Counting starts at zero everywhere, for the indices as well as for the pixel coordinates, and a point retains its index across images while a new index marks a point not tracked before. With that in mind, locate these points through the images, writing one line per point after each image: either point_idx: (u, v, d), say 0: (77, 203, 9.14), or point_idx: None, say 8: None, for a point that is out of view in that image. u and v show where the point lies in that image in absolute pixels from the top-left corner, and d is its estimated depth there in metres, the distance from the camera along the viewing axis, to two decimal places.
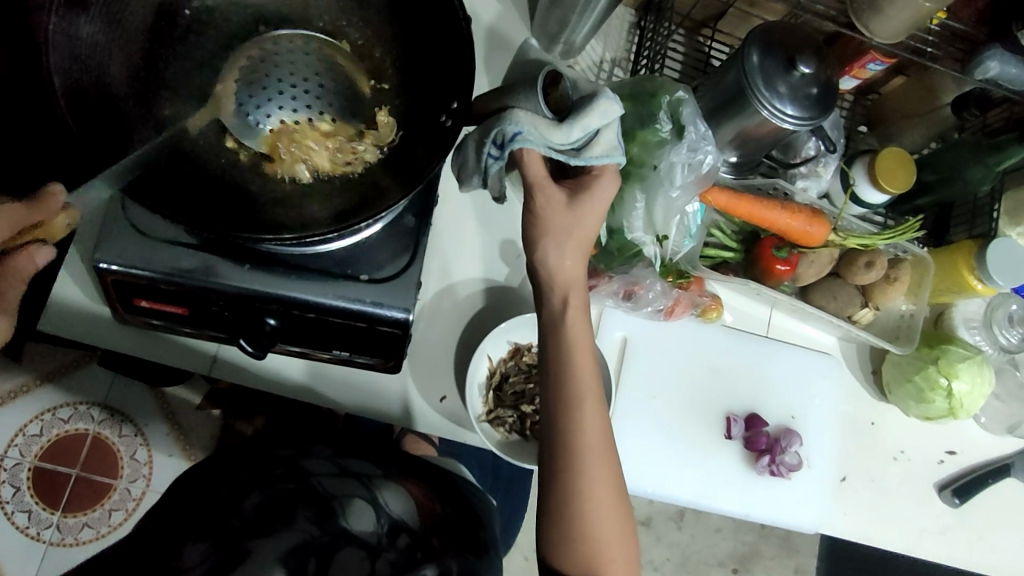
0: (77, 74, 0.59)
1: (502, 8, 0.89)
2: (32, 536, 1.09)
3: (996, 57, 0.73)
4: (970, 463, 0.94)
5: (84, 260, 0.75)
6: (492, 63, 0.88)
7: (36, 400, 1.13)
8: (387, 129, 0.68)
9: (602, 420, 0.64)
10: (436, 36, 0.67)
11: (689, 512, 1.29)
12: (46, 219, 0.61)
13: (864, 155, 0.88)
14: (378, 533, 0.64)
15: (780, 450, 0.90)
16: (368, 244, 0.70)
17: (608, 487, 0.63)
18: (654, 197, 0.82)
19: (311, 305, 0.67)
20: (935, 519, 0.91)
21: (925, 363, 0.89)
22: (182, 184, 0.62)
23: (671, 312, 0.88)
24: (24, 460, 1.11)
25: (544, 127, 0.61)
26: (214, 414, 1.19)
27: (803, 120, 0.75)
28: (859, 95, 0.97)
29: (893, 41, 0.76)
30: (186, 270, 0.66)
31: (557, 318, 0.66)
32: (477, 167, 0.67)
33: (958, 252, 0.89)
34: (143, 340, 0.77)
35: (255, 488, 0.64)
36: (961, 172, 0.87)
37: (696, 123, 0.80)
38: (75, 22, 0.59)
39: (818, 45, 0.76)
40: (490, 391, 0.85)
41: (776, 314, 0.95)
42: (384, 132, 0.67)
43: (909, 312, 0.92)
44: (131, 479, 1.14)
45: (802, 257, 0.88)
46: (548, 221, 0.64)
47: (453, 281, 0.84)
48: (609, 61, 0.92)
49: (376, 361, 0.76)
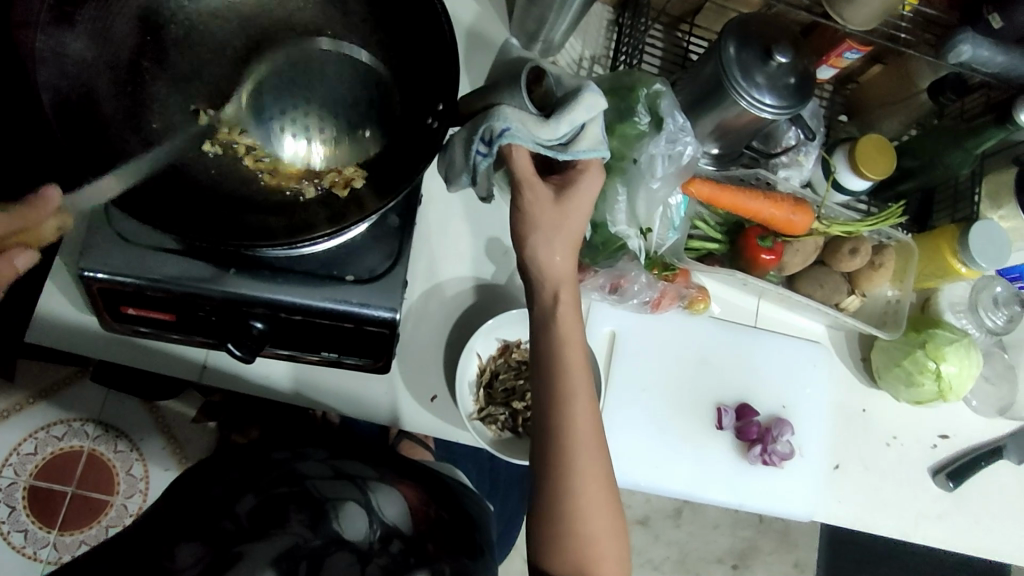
0: (67, 90, 0.61)
1: (480, 8, 0.90)
2: (29, 555, 1.09)
3: (968, 41, 0.74)
4: (963, 446, 0.94)
5: (72, 272, 0.76)
6: (474, 64, 0.89)
7: (29, 418, 1.12)
8: (346, 152, 0.67)
9: (593, 412, 0.65)
10: (419, 41, 0.68)
11: (686, 509, 1.30)
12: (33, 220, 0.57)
13: (844, 144, 0.89)
14: (370, 541, 0.63)
15: (772, 439, 0.91)
16: (356, 246, 0.70)
17: (598, 479, 0.63)
18: (636, 191, 0.82)
19: (296, 307, 0.67)
20: (930, 503, 0.92)
21: (914, 347, 0.89)
22: (168, 187, 0.63)
23: (658, 304, 0.89)
24: (19, 479, 1.11)
25: (531, 124, 0.62)
26: (208, 427, 1.18)
27: (782, 109, 0.75)
28: (838, 84, 0.98)
29: (867, 28, 0.77)
30: (171, 275, 0.66)
31: (547, 313, 0.66)
32: (466, 165, 0.68)
33: (941, 236, 0.89)
34: (133, 350, 0.77)
35: (249, 491, 0.65)
36: (939, 157, 0.88)
37: (674, 115, 0.80)
38: (63, 39, 0.61)
39: (793, 35, 0.77)
40: (481, 388, 0.85)
41: (765, 305, 0.95)
42: (341, 157, 0.67)
43: (895, 297, 0.92)
44: (127, 495, 1.14)
45: (787, 247, 0.89)
46: (536, 218, 0.65)
47: (440, 280, 0.85)
48: (588, 59, 0.93)
49: (366, 363, 0.76)
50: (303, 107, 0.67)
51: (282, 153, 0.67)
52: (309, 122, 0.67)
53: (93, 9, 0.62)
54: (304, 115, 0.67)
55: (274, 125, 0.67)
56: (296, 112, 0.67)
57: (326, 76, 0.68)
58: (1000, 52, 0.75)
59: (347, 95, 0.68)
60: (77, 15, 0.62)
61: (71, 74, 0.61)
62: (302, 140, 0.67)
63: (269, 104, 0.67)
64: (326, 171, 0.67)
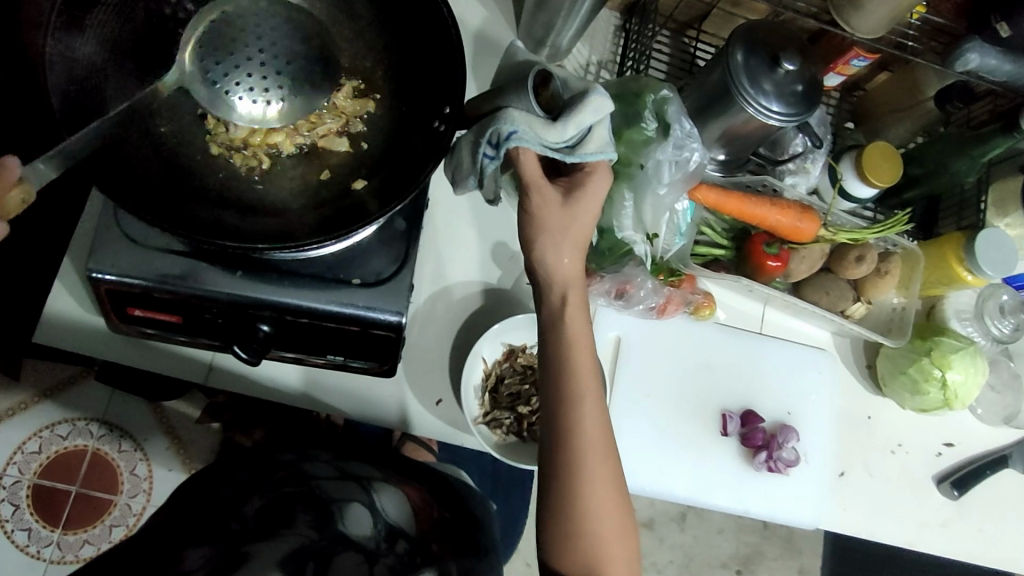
0: (73, 91, 0.60)
1: (488, 13, 0.90)
2: (33, 554, 1.09)
3: (976, 49, 0.74)
4: (969, 454, 0.94)
5: (79, 272, 0.76)
6: (481, 68, 0.89)
7: (35, 417, 1.13)
8: (300, 107, 0.68)
9: (601, 417, 0.65)
10: (426, 42, 0.68)
11: (691, 513, 1.30)
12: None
13: (851, 151, 0.89)
14: (376, 540, 0.63)
15: (777, 445, 0.91)
16: (364, 249, 0.70)
17: (606, 483, 0.64)
18: (643, 196, 0.83)
19: (303, 310, 0.67)
20: (935, 511, 0.91)
21: (920, 355, 0.89)
22: (175, 191, 0.63)
23: (663, 309, 0.89)
24: (23, 477, 1.11)
25: (539, 127, 0.62)
26: (212, 428, 1.18)
27: (790, 116, 0.76)
28: (846, 91, 0.98)
29: (875, 34, 0.77)
30: (177, 277, 0.66)
31: (556, 316, 0.66)
32: (473, 168, 0.68)
33: (947, 244, 0.89)
34: (138, 350, 0.77)
35: (257, 492, 0.65)
36: (946, 165, 0.88)
37: (681, 121, 0.81)
38: (71, 43, 0.60)
39: (802, 42, 0.77)
40: (486, 393, 0.86)
41: (770, 311, 0.95)
42: (345, 167, 0.68)
43: (901, 305, 0.92)
44: (131, 494, 1.14)
45: (793, 253, 0.89)
46: (545, 221, 0.65)
47: (448, 284, 0.85)
48: (595, 64, 0.93)
49: (371, 365, 0.76)
50: (247, 68, 0.65)
51: (238, 117, 0.66)
52: (257, 83, 0.65)
53: (101, 13, 0.62)
54: (250, 76, 0.65)
55: (224, 87, 0.65)
56: (242, 71, 0.65)
57: (261, 29, 0.66)
58: (1007, 61, 0.75)
59: (291, 50, 0.67)
60: (86, 20, 0.61)
61: (80, 77, 0.60)
62: (258, 100, 0.66)
63: (217, 66, 0.65)
64: (328, 170, 0.68)
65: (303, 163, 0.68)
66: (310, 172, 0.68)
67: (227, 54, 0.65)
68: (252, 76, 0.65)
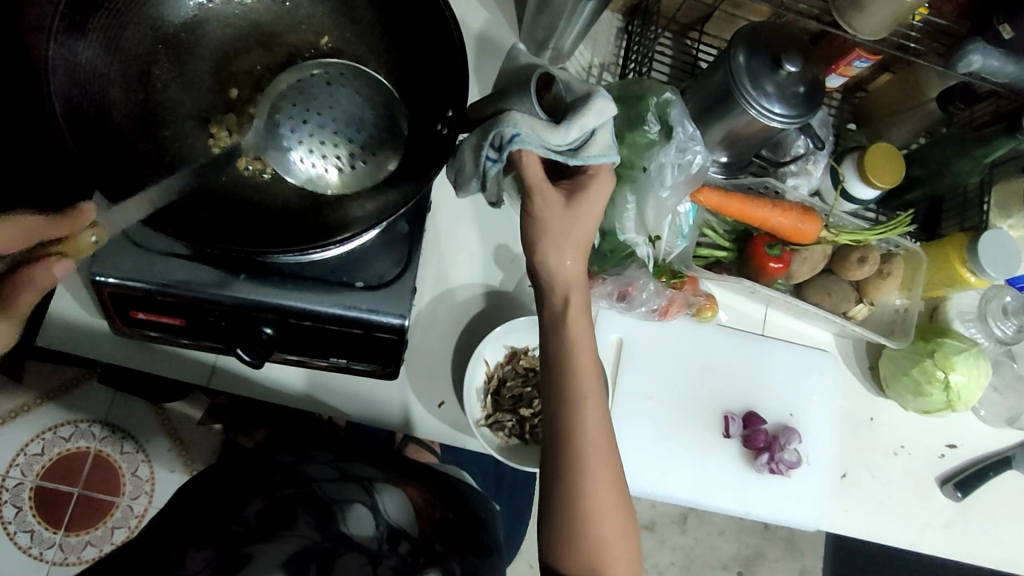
0: (77, 97, 0.59)
1: (490, 15, 0.90)
2: (35, 556, 1.09)
3: (978, 51, 0.74)
4: (971, 456, 0.94)
5: (82, 275, 0.76)
6: (483, 71, 0.89)
7: (37, 419, 1.13)
8: (361, 179, 0.67)
9: (603, 419, 0.65)
10: (428, 45, 0.68)
11: (693, 515, 1.30)
12: (70, 230, 0.57)
13: (853, 152, 0.89)
14: (378, 541, 0.63)
15: (779, 447, 0.91)
16: (366, 251, 0.70)
17: (608, 485, 0.64)
18: (645, 198, 0.83)
19: (306, 313, 0.67)
20: (937, 513, 0.91)
21: (922, 356, 0.89)
22: (178, 197, 0.63)
23: (665, 311, 0.89)
24: (25, 479, 1.11)
25: (542, 130, 0.62)
26: (215, 429, 1.19)
27: (792, 118, 0.76)
28: (847, 92, 0.98)
29: (876, 36, 0.77)
30: (180, 281, 0.66)
31: (558, 319, 0.66)
32: (476, 171, 0.69)
33: (950, 246, 0.89)
34: (141, 352, 0.78)
35: (257, 494, 0.65)
36: (949, 166, 0.88)
37: (684, 123, 0.80)
38: (75, 47, 0.58)
39: (804, 44, 0.77)
40: (488, 395, 0.86)
41: (772, 313, 0.95)
42: (348, 170, 0.67)
43: (903, 306, 0.92)
44: (133, 496, 1.14)
45: (795, 255, 0.88)
46: (548, 224, 0.65)
47: (451, 286, 0.85)
48: (597, 66, 0.93)
49: (374, 368, 0.76)
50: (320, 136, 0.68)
51: (294, 177, 0.67)
52: (323, 146, 0.67)
53: (105, 17, 0.61)
54: (322, 143, 0.67)
55: (290, 146, 0.67)
56: (315, 138, 0.67)
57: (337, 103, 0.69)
58: (1010, 62, 0.74)
59: (360, 120, 0.69)
60: (89, 24, 0.59)
61: (84, 83, 0.59)
62: (321, 162, 0.67)
63: (285, 126, 0.68)
64: (328, 172, 0.67)
65: (304, 165, 0.67)
66: (312, 173, 0.67)
67: (297, 112, 0.68)
68: (320, 143, 0.67)
